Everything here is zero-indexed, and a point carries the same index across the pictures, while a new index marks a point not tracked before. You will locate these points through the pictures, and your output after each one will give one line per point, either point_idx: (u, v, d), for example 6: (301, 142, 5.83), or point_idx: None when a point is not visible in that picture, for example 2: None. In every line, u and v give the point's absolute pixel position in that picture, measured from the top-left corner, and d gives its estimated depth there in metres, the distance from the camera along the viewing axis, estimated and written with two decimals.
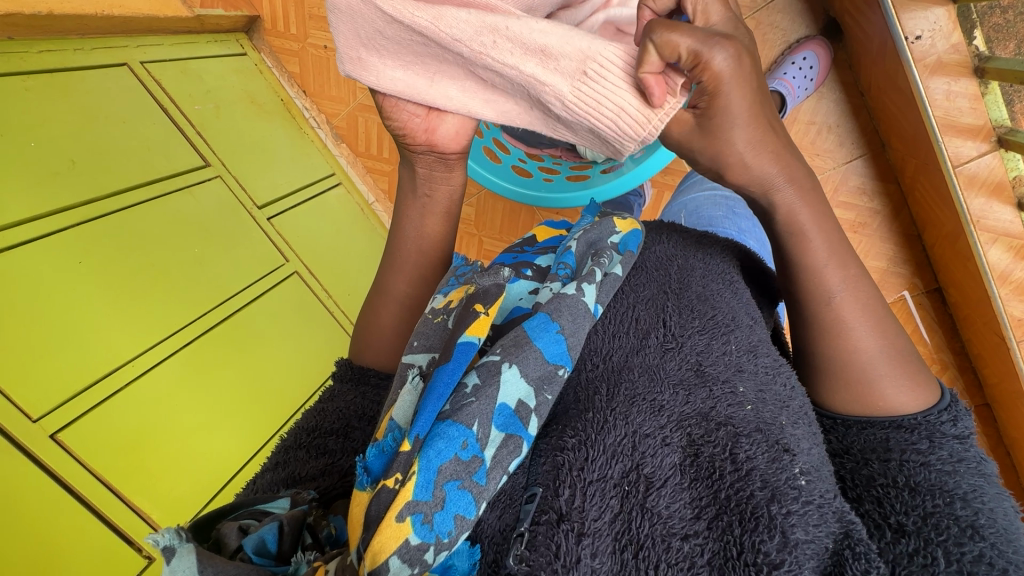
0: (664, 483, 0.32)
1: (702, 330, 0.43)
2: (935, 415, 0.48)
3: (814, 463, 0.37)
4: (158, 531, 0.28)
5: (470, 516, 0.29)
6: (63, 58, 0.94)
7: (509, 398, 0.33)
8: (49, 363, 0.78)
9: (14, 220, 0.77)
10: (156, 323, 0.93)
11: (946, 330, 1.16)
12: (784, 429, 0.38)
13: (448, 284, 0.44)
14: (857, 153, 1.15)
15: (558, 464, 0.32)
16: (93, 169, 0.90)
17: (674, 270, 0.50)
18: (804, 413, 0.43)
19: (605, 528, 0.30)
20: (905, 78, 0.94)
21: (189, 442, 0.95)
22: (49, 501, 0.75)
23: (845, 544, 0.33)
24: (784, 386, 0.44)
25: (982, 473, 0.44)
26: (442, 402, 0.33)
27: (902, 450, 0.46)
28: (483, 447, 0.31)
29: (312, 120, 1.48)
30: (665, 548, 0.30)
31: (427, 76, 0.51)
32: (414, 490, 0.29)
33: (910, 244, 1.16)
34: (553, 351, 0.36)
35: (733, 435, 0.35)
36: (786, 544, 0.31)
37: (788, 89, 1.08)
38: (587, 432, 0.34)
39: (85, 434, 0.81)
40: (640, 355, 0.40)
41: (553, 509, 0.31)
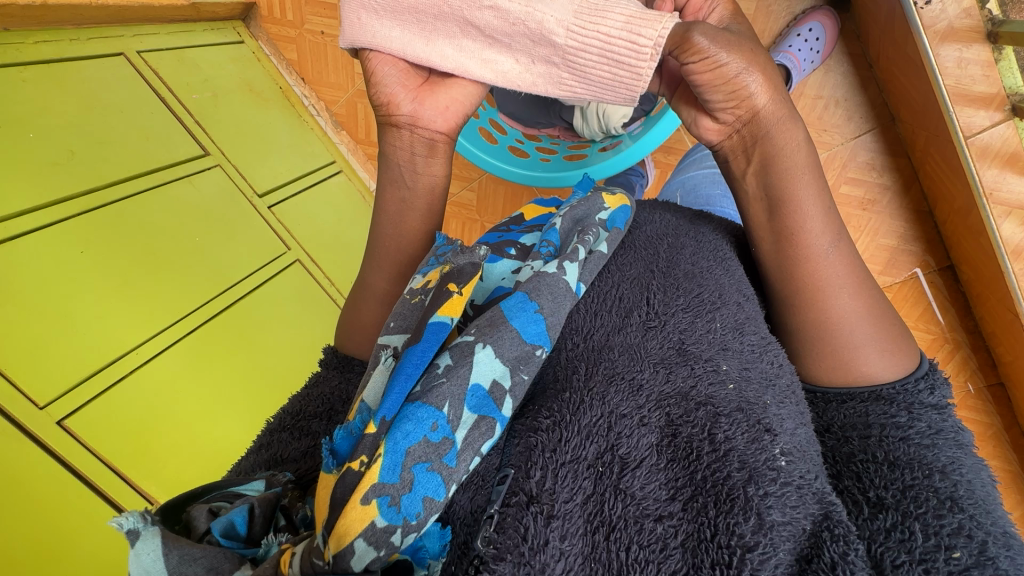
0: (638, 464, 0.32)
1: (687, 308, 0.43)
2: (913, 384, 0.49)
3: (797, 443, 0.37)
4: (122, 515, 0.29)
5: (439, 498, 0.30)
6: (59, 48, 0.94)
7: (483, 378, 0.33)
8: (55, 351, 0.79)
9: (14, 211, 0.78)
10: (161, 311, 0.94)
11: (958, 308, 1.13)
12: (767, 408, 0.38)
13: (427, 264, 0.44)
14: (866, 127, 1.11)
15: (531, 445, 0.32)
16: (91, 158, 0.90)
17: (663, 248, 0.49)
18: (791, 391, 0.43)
19: (575, 510, 0.30)
20: (915, 48, 0.91)
21: (196, 429, 0.96)
22: (59, 486, 0.77)
23: (824, 525, 0.32)
24: (771, 364, 0.43)
25: (959, 444, 0.45)
26: (411, 383, 0.33)
27: (882, 426, 0.46)
28: (454, 429, 0.31)
29: (311, 107, 1.47)
30: (637, 529, 0.30)
31: (425, 34, 0.51)
32: (381, 473, 0.30)
33: (921, 220, 1.13)
34: (531, 332, 0.35)
35: (712, 416, 0.35)
36: (761, 526, 0.30)
37: (793, 62, 1.04)
38: (562, 412, 0.33)
39: (91, 420, 0.82)
40: (621, 333, 0.40)
41: (524, 491, 0.30)
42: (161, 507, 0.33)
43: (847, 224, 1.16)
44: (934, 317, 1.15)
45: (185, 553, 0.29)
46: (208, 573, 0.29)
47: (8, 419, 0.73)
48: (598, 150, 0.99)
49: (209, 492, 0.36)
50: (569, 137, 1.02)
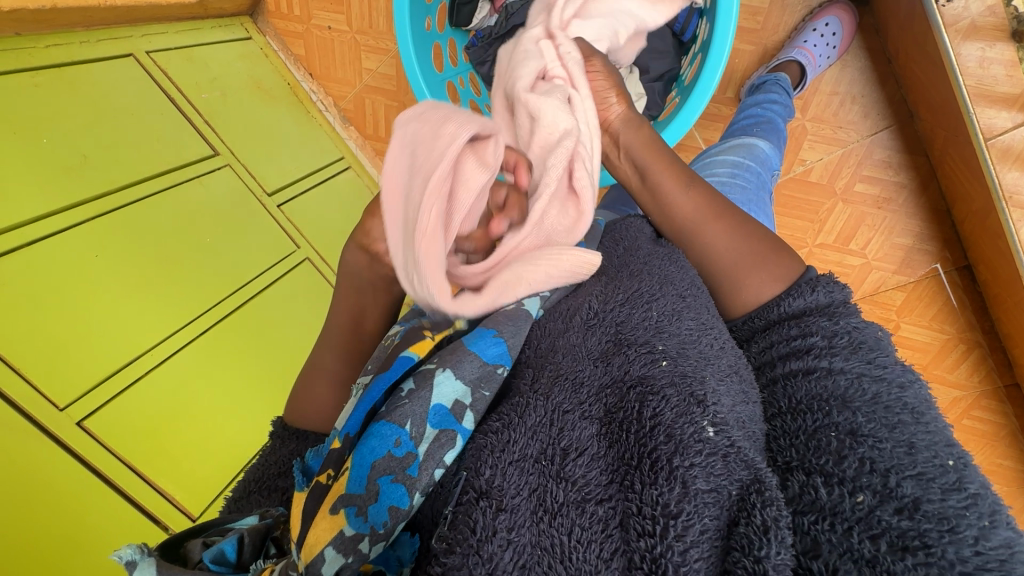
0: (581, 453, 0.31)
1: (625, 302, 0.40)
2: (796, 290, 0.49)
3: (735, 417, 0.34)
4: (122, 548, 0.31)
5: (403, 506, 0.31)
6: (70, 51, 0.94)
7: (445, 399, 0.34)
8: (70, 354, 0.81)
9: (30, 217, 0.79)
10: (174, 311, 0.96)
11: (975, 307, 1.11)
12: (706, 381, 0.35)
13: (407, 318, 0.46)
14: (883, 124, 1.08)
15: (482, 446, 0.32)
16: (104, 161, 0.91)
17: (619, 253, 0.50)
18: (734, 370, 0.39)
19: (523, 504, 0.30)
20: (935, 46, 0.88)
21: (209, 425, 1.00)
22: (77, 482, 0.80)
23: (752, 490, 0.30)
24: (712, 346, 0.39)
25: (856, 350, 0.41)
26: (376, 404, 0.36)
27: (790, 366, 0.42)
28: (416, 443, 0.32)
29: (319, 103, 1.46)
30: (579, 513, 0.29)
31: (425, 174, 0.39)
32: (347, 485, 0.32)
33: (939, 220, 1.10)
34: (491, 354, 0.36)
35: (643, 395, 0.33)
36: (686, 493, 0.29)
37: (808, 59, 1.02)
38: (510, 415, 0.33)
39: (109, 420, 0.85)
40: (564, 337, 0.38)
41: (474, 487, 0.30)
42: (160, 543, 0.34)
43: (861, 222, 1.15)
44: (951, 315, 1.13)
45: None
46: None
47: (31, 421, 0.76)
48: None
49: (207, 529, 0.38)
50: None
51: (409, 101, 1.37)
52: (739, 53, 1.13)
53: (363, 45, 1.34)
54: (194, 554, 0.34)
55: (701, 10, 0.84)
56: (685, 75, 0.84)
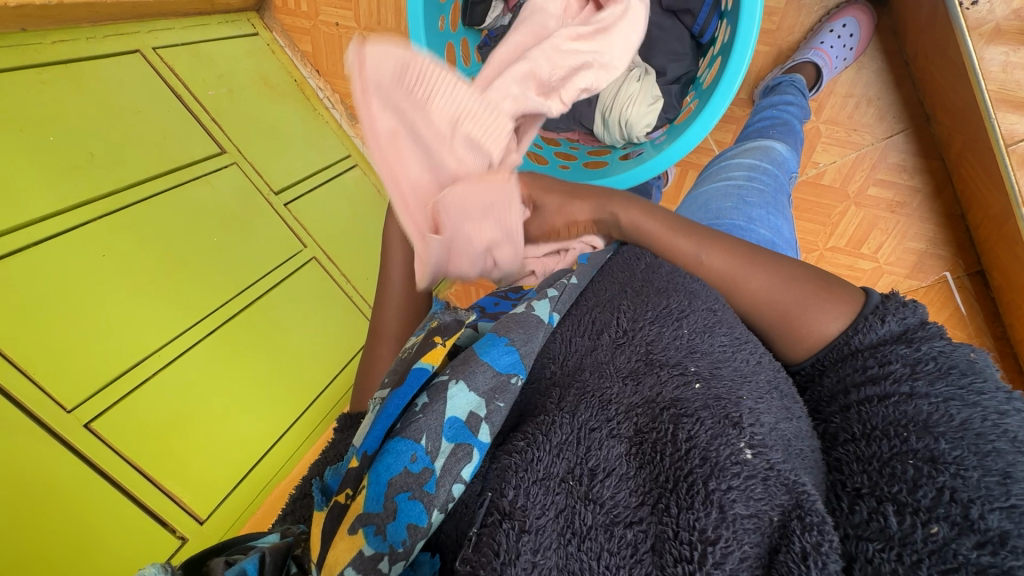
0: (608, 473, 0.30)
1: (654, 320, 0.39)
2: (863, 321, 0.43)
3: (775, 438, 0.33)
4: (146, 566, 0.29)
5: (422, 524, 0.30)
6: (76, 48, 0.93)
7: (459, 411, 0.32)
8: (78, 356, 0.81)
9: (36, 217, 0.78)
10: (181, 311, 0.96)
11: (987, 312, 1.09)
12: (741, 402, 0.34)
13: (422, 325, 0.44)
14: (899, 127, 1.07)
15: (505, 467, 0.30)
16: (111, 160, 0.90)
17: (640, 268, 0.47)
18: (775, 386, 0.38)
19: (548, 525, 0.28)
20: (958, 49, 0.86)
21: (216, 426, 0.99)
22: (86, 485, 0.79)
23: (793, 516, 0.29)
24: (747, 362, 0.38)
25: (945, 374, 0.37)
26: (391, 421, 0.33)
27: (859, 389, 0.39)
28: (433, 458, 0.31)
29: (326, 100, 1.45)
30: (608, 537, 0.28)
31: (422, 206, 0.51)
32: (365, 503, 0.30)
33: (953, 225, 1.09)
34: (503, 363, 0.35)
35: (676, 417, 0.32)
36: (723, 520, 0.28)
37: (824, 60, 1.00)
38: (536, 433, 0.31)
39: (116, 421, 0.84)
40: (593, 354, 0.37)
41: (498, 508, 0.29)
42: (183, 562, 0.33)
43: (873, 226, 1.14)
44: (960, 321, 1.12)
45: None
46: None
47: (38, 423, 0.75)
48: (619, 157, 0.90)
49: (230, 548, 0.36)
50: (590, 142, 0.95)
51: None
52: (756, 55, 1.13)
53: None
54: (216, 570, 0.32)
55: (720, 12, 0.82)
56: (703, 78, 0.84)
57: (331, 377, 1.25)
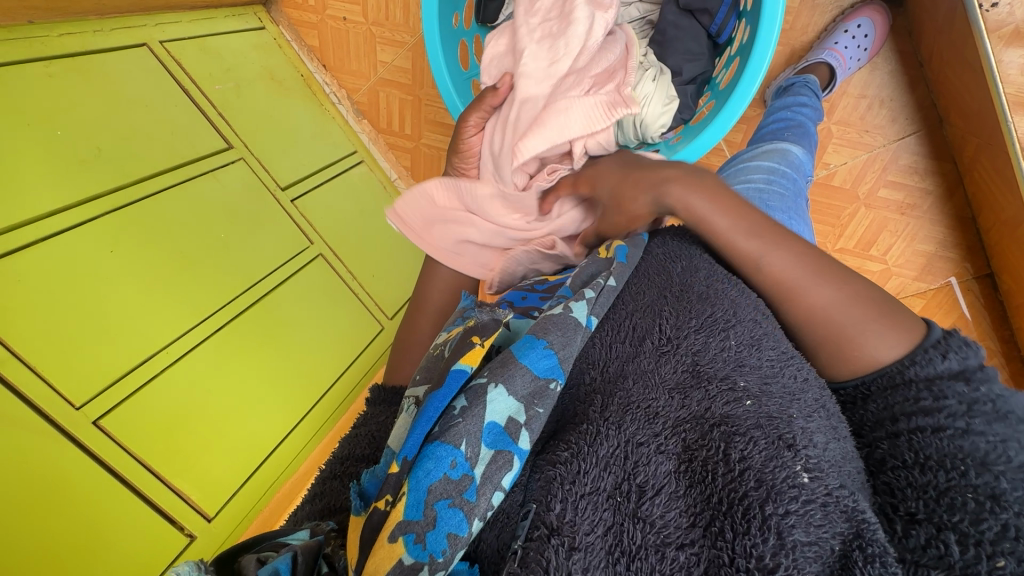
0: (658, 491, 0.31)
1: (699, 328, 0.40)
2: (920, 355, 0.44)
3: (827, 461, 0.34)
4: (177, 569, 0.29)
5: (463, 533, 0.29)
6: (84, 40, 0.91)
7: (498, 416, 0.32)
8: (87, 353, 0.80)
9: (43, 213, 0.78)
10: (188, 308, 0.95)
11: (994, 316, 1.09)
12: (792, 422, 0.35)
13: (454, 323, 0.44)
14: (911, 129, 1.06)
15: (550, 478, 0.31)
16: (119, 155, 0.89)
17: (677, 272, 0.48)
18: (822, 406, 0.39)
19: (597, 542, 0.29)
20: (975, 51, 0.85)
21: (224, 424, 0.99)
22: (94, 483, 0.79)
23: (855, 545, 0.30)
24: (794, 380, 0.40)
25: (1000, 417, 0.39)
26: (431, 424, 0.33)
27: (910, 417, 0.41)
28: (473, 465, 0.31)
29: (332, 95, 1.44)
30: (659, 558, 0.29)
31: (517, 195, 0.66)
32: (404, 510, 0.30)
33: (964, 227, 1.08)
34: (542, 366, 0.35)
35: (728, 435, 0.33)
36: (782, 547, 0.29)
37: (839, 60, 1.00)
38: (580, 444, 0.32)
39: (125, 418, 0.84)
40: (635, 362, 0.38)
41: (546, 523, 0.29)
42: (215, 558, 0.34)
43: (882, 228, 1.14)
44: (965, 325, 1.11)
45: None
46: None
47: (47, 420, 0.75)
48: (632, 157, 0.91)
49: (260, 542, 0.36)
50: None
51: (425, 95, 1.34)
52: None
53: (378, 36, 1.31)
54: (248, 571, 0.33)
55: (739, 12, 0.83)
56: (721, 78, 0.84)
57: (339, 375, 1.25)
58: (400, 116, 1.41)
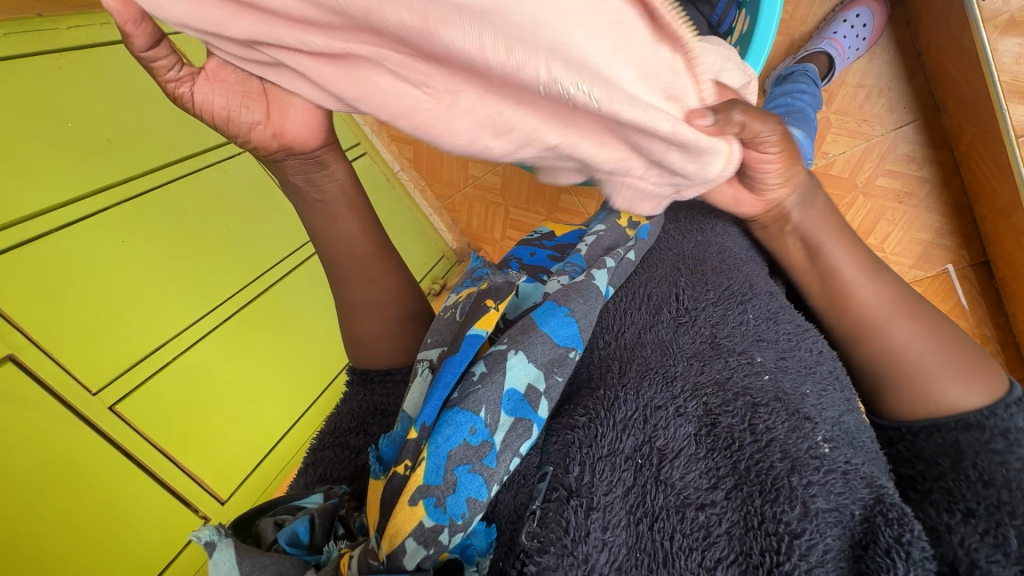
0: (677, 454, 0.32)
1: (717, 301, 0.43)
2: (1003, 409, 0.45)
3: (841, 431, 0.36)
4: (199, 528, 0.30)
5: (482, 498, 0.30)
6: (92, 32, 0.90)
7: (518, 382, 0.34)
8: (103, 339, 0.82)
9: (56, 203, 0.79)
10: (198, 298, 0.97)
11: (988, 302, 1.11)
12: (806, 398, 0.37)
13: (464, 284, 0.47)
14: (909, 118, 1.08)
15: (568, 442, 0.32)
16: (129, 146, 0.91)
17: (690, 248, 0.51)
18: (835, 377, 0.41)
19: (616, 502, 0.30)
20: (970, 41, 0.87)
21: (237, 410, 1.02)
22: (111, 466, 0.81)
23: (877, 510, 0.31)
24: (811, 352, 0.42)
25: None
26: (449, 390, 0.35)
27: (975, 452, 0.43)
28: (493, 431, 0.32)
29: None
30: (679, 518, 0.30)
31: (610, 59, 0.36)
32: (425, 475, 0.31)
33: (960, 215, 1.09)
34: (563, 335, 0.37)
35: (751, 406, 0.34)
36: (807, 514, 0.29)
37: (837, 50, 1.01)
38: (597, 409, 0.34)
39: (139, 404, 0.86)
40: (653, 331, 0.40)
41: (564, 485, 0.30)
42: (233, 522, 0.36)
43: (881, 216, 1.15)
44: (961, 312, 1.13)
45: (257, 560, 0.30)
46: None
47: (64, 405, 0.77)
48: None
49: (275, 506, 0.38)
50: None
51: None
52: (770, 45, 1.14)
53: None
54: (268, 532, 0.35)
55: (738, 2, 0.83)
56: None
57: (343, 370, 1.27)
58: None
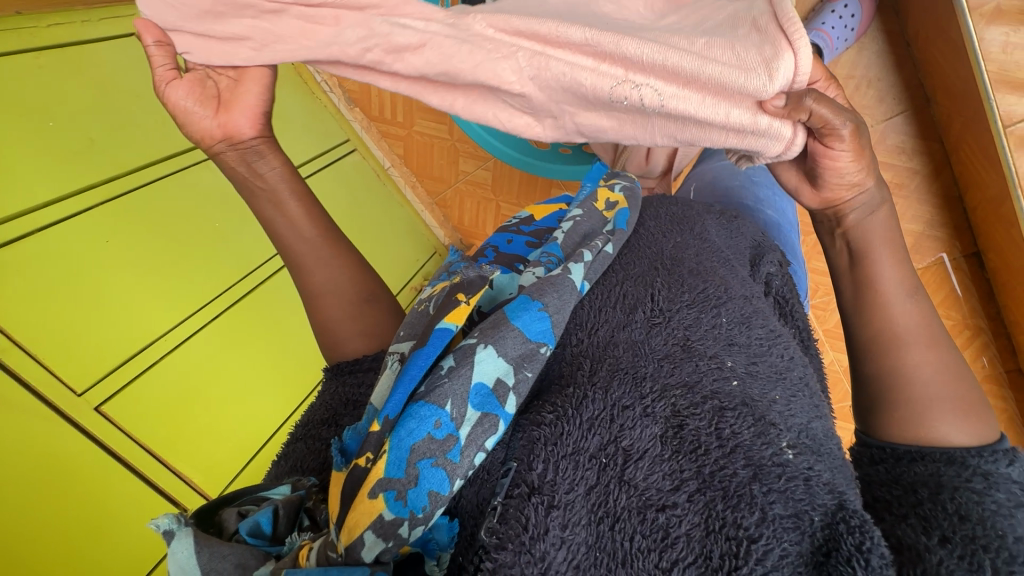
0: (642, 455, 0.32)
1: (691, 304, 0.42)
2: (986, 453, 0.45)
3: (806, 439, 0.37)
4: (159, 517, 0.31)
5: (444, 492, 0.31)
6: (72, 30, 0.89)
7: (486, 377, 0.34)
8: (87, 340, 0.82)
9: (38, 203, 0.78)
10: (184, 298, 0.97)
11: (981, 293, 1.10)
12: (772, 404, 0.37)
13: (440, 277, 0.46)
14: (898, 109, 1.07)
15: (534, 439, 0.32)
16: (111, 145, 0.90)
17: (669, 248, 0.50)
18: (805, 384, 0.42)
19: (578, 501, 0.30)
20: (958, 30, 0.86)
21: (225, 411, 1.01)
22: (99, 466, 0.81)
23: (839, 517, 0.32)
24: (781, 357, 0.43)
25: None
26: (415, 383, 0.35)
27: (956, 488, 0.43)
28: (458, 426, 0.32)
29: (323, 83, 1.44)
30: (640, 520, 0.30)
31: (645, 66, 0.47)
32: (387, 468, 0.31)
33: (950, 206, 1.09)
34: (535, 330, 0.36)
35: (718, 409, 0.35)
36: (765, 519, 0.30)
37: (826, 41, 1.01)
38: (564, 407, 0.33)
39: (126, 405, 0.86)
40: (626, 330, 0.39)
41: (526, 482, 0.30)
42: (195, 511, 0.35)
43: None
44: (954, 303, 1.12)
45: (215, 550, 0.30)
46: (236, 569, 0.31)
47: (50, 406, 0.76)
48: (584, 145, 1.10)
49: (241, 496, 0.38)
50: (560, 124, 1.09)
51: None
52: None
53: None
54: (230, 523, 0.35)
55: None
56: None
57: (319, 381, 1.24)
58: (392, 104, 1.42)
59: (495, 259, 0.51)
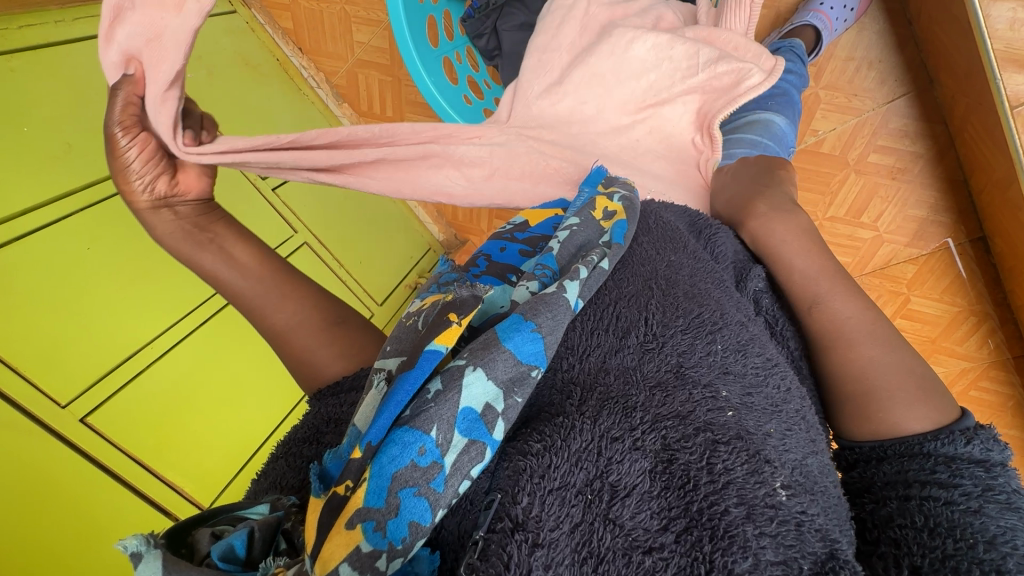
0: (629, 492, 0.30)
1: (686, 329, 0.40)
2: (944, 435, 0.43)
3: (800, 477, 0.35)
4: (127, 537, 0.28)
5: (425, 523, 0.29)
6: (45, 32, 0.87)
7: (475, 401, 0.32)
8: (70, 351, 0.80)
9: (14, 212, 0.76)
10: (168, 305, 0.95)
11: (987, 278, 1.07)
12: (767, 438, 0.35)
13: (429, 291, 0.44)
14: (900, 91, 1.04)
15: (520, 469, 0.30)
16: (90, 149, 0.88)
17: (663, 266, 0.47)
18: (801, 416, 0.41)
19: (563, 539, 0.28)
20: (963, 6, 0.82)
21: (215, 419, 1.00)
22: (85, 478, 0.79)
23: (828, 566, 0.30)
24: (776, 389, 0.41)
25: (1012, 507, 0.39)
26: (401, 407, 0.32)
27: (923, 485, 0.41)
28: (444, 452, 0.30)
29: (311, 79, 1.42)
30: (626, 562, 0.28)
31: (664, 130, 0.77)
32: (366, 496, 0.29)
33: (956, 190, 1.05)
34: (527, 352, 0.34)
35: (712, 443, 0.33)
36: (757, 566, 0.28)
37: (824, 22, 0.98)
38: (554, 437, 0.31)
39: (113, 417, 0.84)
40: (618, 355, 0.38)
41: (509, 516, 0.28)
42: (167, 530, 0.32)
43: (873, 194, 1.12)
44: (960, 289, 1.10)
45: None
46: None
47: (34, 421, 0.75)
48: None
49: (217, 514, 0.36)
50: None
51: (403, 76, 1.32)
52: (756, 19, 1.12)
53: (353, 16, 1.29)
54: (202, 544, 0.33)
55: None
56: None
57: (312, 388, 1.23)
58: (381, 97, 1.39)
59: (487, 269, 0.49)
